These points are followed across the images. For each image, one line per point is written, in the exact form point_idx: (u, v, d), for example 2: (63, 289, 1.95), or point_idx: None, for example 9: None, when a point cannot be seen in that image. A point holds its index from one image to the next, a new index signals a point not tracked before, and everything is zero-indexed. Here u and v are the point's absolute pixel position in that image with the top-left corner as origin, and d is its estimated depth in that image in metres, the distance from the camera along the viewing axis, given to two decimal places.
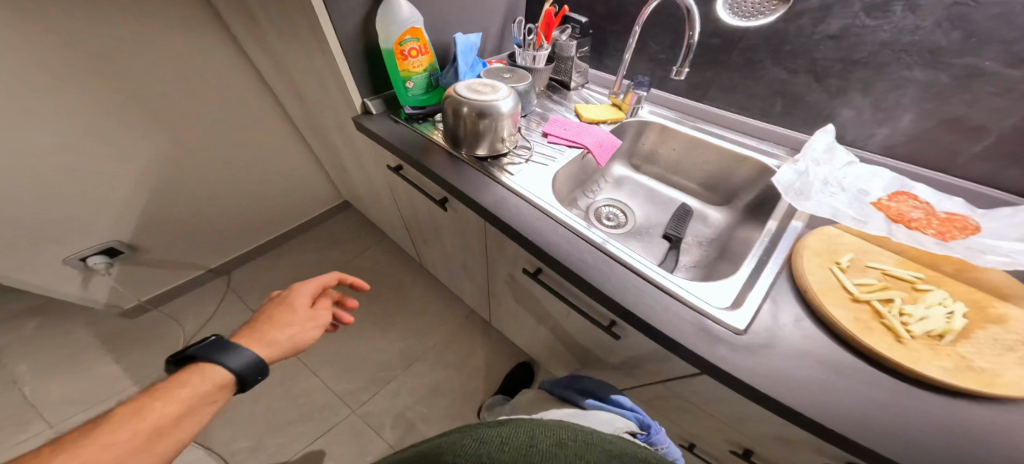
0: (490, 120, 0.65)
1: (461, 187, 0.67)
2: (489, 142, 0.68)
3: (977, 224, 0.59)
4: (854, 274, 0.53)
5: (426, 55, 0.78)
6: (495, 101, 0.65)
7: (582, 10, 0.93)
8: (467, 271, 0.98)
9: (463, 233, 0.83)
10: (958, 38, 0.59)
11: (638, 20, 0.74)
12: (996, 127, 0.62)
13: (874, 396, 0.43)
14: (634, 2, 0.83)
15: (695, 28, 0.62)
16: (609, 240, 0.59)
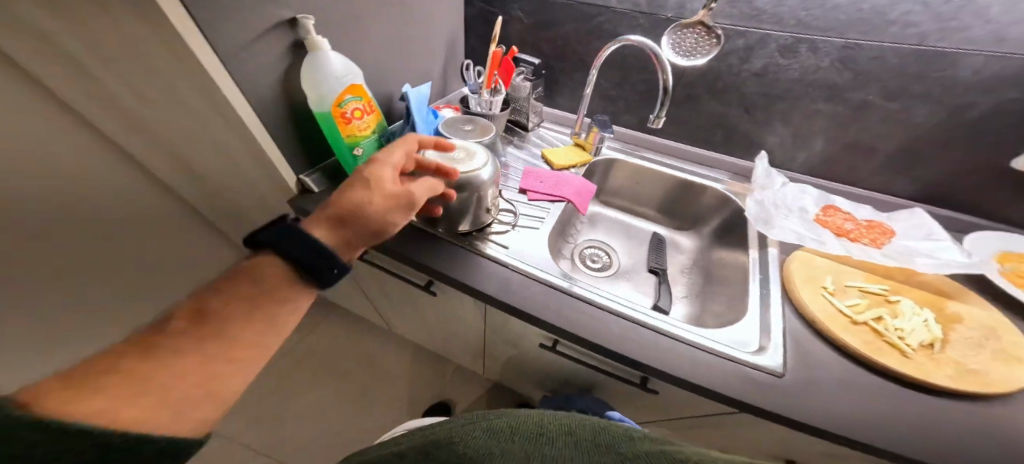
0: (471, 193, 0.58)
1: (450, 273, 0.58)
2: (472, 215, 0.62)
3: (892, 228, 0.66)
4: (839, 294, 0.52)
5: (372, 113, 0.66)
6: (476, 172, 0.58)
7: (526, 51, 0.89)
8: (447, 343, 0.85)
9: (451, 313, 0.71)
10: (848, 77, 0.70)
11: (596, 61, 0.73)
12: (884, 147, 0.75)
13: (920, 425, 0.39)
14: (579, 42, 0.83)
15: (667, 72, 0.62)
16: (575, 282, 0.57)
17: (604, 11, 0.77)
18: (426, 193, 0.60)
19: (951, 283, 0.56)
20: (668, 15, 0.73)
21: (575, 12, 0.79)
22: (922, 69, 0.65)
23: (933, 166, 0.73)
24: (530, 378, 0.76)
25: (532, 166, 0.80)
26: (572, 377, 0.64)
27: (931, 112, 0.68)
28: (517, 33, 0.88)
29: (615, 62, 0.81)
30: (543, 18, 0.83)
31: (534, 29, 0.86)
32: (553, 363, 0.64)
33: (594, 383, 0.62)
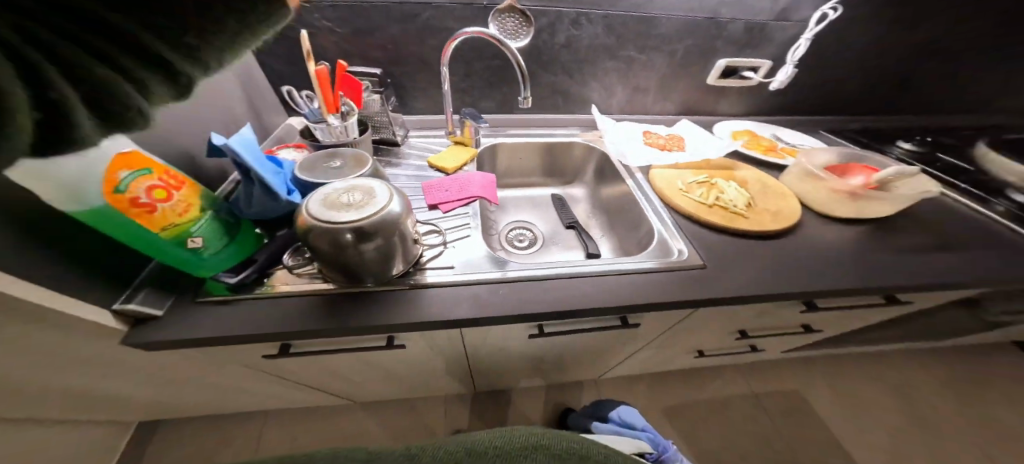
0: (390, 235, 0.51)
1: (412, 320, 0.54)
2: (399, 254, 0.56)
3: (682, 137, 0.91)
4: (692, 190, 0.72)
5: (185, 185, 0.47)
6: (387, 209, 0.50)
7: (350, 57, 0.75)
8: (429, 378, 0.80)
9: (425, 355, 0.67)
10: (614, 39, 0.81)
11: (445, 56, 0.64)
12: (652, 86, 0.92)
13: (776, 258, 0.58)
14: (410, 40, 0.75)
15: (518, 55, 0.60)
16: (505, 268, 0.61)
17: (422, 8, 0.71)
18: (337, 252, 0.51)
19: (729, 162, 0.84)
20: (483, 3, 0.71)
21: (394, 12, 0.70)
22: (650, 30, 0.80)
23: (688, 89, 0.93)
24: (531, 364, 0.83)
25: (429, 178, 0.79)
26: (585, 351, 0.81)
27: (667, 61, 0.86)
28: (333, 43, 0.73)
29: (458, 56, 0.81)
30: (360, 24, 0.71)
31: (352, 36, 0.73)
32: (566, 346, 0.75)
33: (603, 345, 0.79)
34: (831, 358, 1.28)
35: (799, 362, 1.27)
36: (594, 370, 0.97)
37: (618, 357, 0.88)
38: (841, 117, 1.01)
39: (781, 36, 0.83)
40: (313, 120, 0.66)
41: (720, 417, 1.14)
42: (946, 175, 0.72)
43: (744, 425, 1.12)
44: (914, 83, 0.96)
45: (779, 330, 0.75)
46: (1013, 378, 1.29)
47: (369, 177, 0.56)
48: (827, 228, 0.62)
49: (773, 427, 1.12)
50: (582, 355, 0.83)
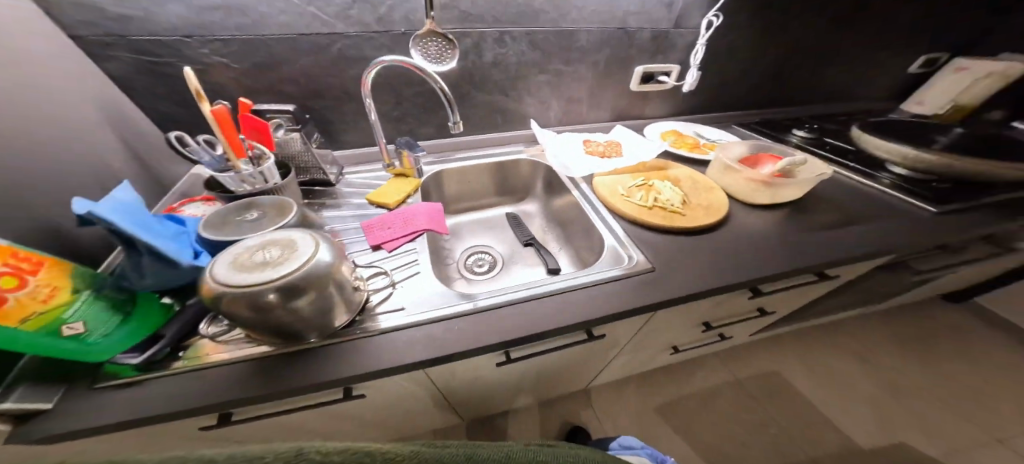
0: (324, 287, 0.47)
1: (365, 370, 0.49)
2: (342, 305, 0.51)
3: (618, 142, 0.95)
4: (631, 194, 0.74)
5: (46, 264, 0.39)
6: (315, 259, 0.46)
7: (255, 92, 0.69)
8: (403, 422, 0.75)
9: (392, 402, 0.62)
10: (540, 54, 0.81)
11: (365, 89, 0.58)
12: (583, 95, 0.94)
13: (713, 251, 0.61)
14: (321, 69, 0.69)
15: (440, 80, 0.54)
16: (477, 297, 0.58)
17: (331, 36, 0.66)
18: (263, 316, 0.45)
19: (660, 161, 0.88)
20: (401, 30, 0.69)
21: (301, 43, 0.65)
22: (572, 43, 0.82)
23: (617, 97, 0.98)
24: (512, 389, 0.81)
25: (368, 217, 0.74)
26: (570, 365, 0.82)
27: (591, 70, 0.89)
28: (232, 78, 0.66)
29: (380, 83, 0.76)
30: (259, 57, 0.65)
31: (254, 69, 0.66)
32: (553, 363, 0.76)
33: (588, 354, 0.80)
34: (798, 337, 1.40)
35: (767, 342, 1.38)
36: (581, 380, 0.99)
37: (600, 364, 0.91)
38: (743, 111, 1.10)
39: (681, 43, 0.88)
40: (214, 170, 0.58)
41: (710, 408, 1.21)
42: (834, 155, 0.80)
43: (736, 415, 1.19)
44: (812, 76, 1.06)
45: (738, 317, 0.81)
46: (943, 327, 1.46)
47: (292, 229, 0.51)
48: (754, 215, 0.68)
49: (760, 410, 1.20)
50: (567, 370, 0.84)
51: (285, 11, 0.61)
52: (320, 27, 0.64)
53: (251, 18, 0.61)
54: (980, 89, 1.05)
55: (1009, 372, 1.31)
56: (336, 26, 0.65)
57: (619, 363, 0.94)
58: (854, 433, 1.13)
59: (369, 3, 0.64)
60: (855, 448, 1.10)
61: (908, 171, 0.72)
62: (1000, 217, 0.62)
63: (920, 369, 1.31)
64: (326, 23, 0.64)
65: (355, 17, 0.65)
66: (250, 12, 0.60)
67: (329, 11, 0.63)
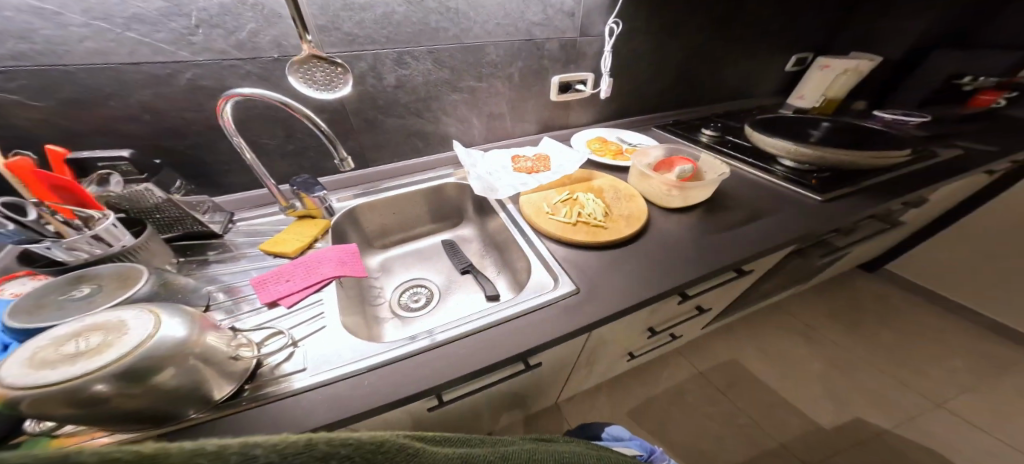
0: (181, 363, 0.41)
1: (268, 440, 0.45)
2: (216, 377, 0.45)
3: (545, 154, 0.93)
4: (556, 211, 0.72)
5: None
6: (159, 334, 0.40)
7: (85, 135, 0.57)
8: None
9: None
10: (448, 72, 0.77)
11: (227, 127, 0.50)
12: (504, 111, 0.91)
13: (630, 263, 0.61)
14: (168, 102, 0.59)
15: (310, 115, 0.46)
16: (434, 332, 0.54)
17: (169, 65, 0.56)
18: (100, 407, 0.38)
19: (584, 171, 0.87)
20: (274, 56, 0.61)
21: (127, 75, 0.55)
22: (480, 59, 0.78)
23: (538, 111, 0.96)
24: (459, 425, 0.76)
25: (261, 270, 0.64)
26: (526, 388, 0.80)
27: (507, 84, 0.86)
28: (40, 120, 0.54)
29: (258, 116, 0.66)
30: (72, 92, 0.53)
31: (65, 107, 0.54)
32: (506, 388, 0.73)
33: (543, 376, 0.77)
34: (747, 321, 1.49)
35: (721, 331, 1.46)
36: (544, 401, 0.94)
37: (560, 383, 0.87)
38: (660, 114, 1.16)
39: (590, 51, 0.89)
40: (20, 243, 0.46)
41: (677, 406, 1.23)
42: (734, 152, 0.84)
43: (704, 408, 1.22)
44: (712, 80, 1.15)
45: (678, 318, 0.82)
46: (866, 296, 1.61)
47: (134, 306, 0.45)
48: (669, 219, 0.69)
49: (722, 401, 1.24)
50: (524, 393, 0.82)
51: (90, 38, 0.51)
52: (151, 55, 0.55)
53: (38, 46, 0.49)
54: (842, 83, 1.19)
55: (925, 331, 1.46)
56: (176, 54, 0.56)
57: (578, 379, 0.91)
58: (812, 412, 1.20)
59: (220, 27, 0.56)
60: (816, 427, 1.16)
61: (795, 163, 0.77)
62: (878, 200, 0.68)
63: (854, 338, 1.43)
64: (158, 50, 0.55)
65: (201, 43, 0.56)
66: (33, 38, 0.48)
67: (158, 36, 0.54)
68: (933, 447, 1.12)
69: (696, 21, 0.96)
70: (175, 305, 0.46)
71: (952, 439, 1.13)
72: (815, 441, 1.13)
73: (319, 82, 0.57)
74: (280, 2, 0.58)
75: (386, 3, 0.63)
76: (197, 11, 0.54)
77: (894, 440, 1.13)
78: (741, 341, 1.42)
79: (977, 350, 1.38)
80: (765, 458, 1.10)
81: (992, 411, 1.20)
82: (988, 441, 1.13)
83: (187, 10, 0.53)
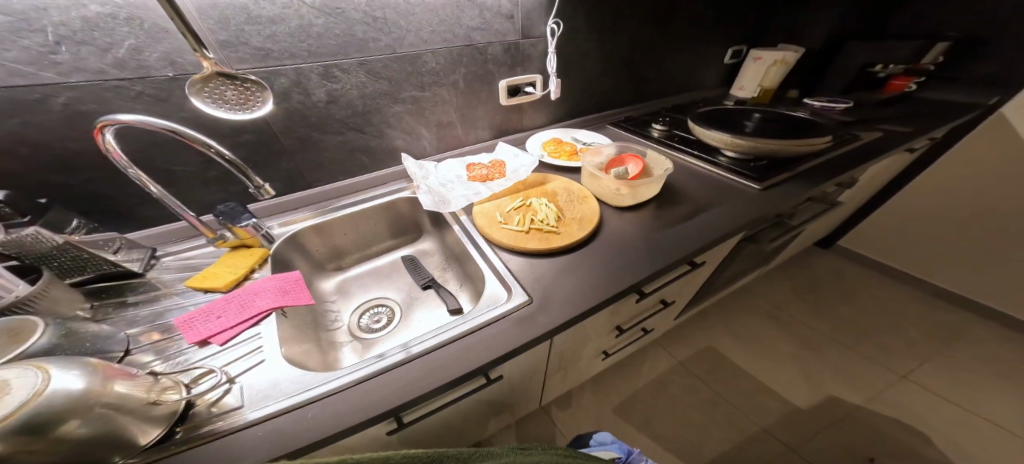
0: (84, 415, 0.36)
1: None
2: (136, 424, 0.40)
3: (500, 160, 0.90)
4: (509, 220, 0.70)
5: None
6: (50, 390, 0.35)
7: None
8: None
9: None
10: (385, 84, 0.74)
11: (117, 159, 0.45)
12: (451, 119, 0.88)
13: (588, 265, 0.60)
14: (43, 129, 0.52)
15: (212, 143, 0.43)
16: (409, 344, 0.52)
17: (33, 88, 0.50)
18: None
19: (539, 174, 0.85)
20: (168, 74, 0.56)
21: None
22: (419, 67, 0.76)
23: (488, 117, 0.94)
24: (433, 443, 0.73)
25: (191, 307, 0.58)
26: (502, 399, 0.77)
27: (453, 92, 0.84)
28: None
29: (164, 141, 0.60)
30: None
31: None
32: (480, 403, 0.71)
33: (519, 385, 0.75)
34: (715, 307, 1.54)
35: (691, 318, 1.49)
36: (527, 407, 0.93)
37: (538, 389, 0.86)
38: (612, 112, 1.17)
39: (534, 52, 0.89)
40: None
41: (659, 398, 1.25)
42: (681, 146, 0.86)
43: (686, 398, 1.24)
44: (657, 76, 1.18)
45: (647, 313, 0.82)
46: (823, 273, 1.71)
47: (22, 361, 0.38)
48: (623, 218, 0.69)
49: (700, 389, 1.27)
50: (501, 404, 0.80)
51: None
52: (6, 77, 0.48)
53: None
54: (774, 73, 1.26)
55: (876, 302, 1.56)
56: (38, 75, 0.50)
57: (555, 383, 0.89)
58: (787, 393, 1.24)
59: (90, 44, 0.51)
60: (794, 409, 1.20)
61: (735, 154, 0.80)
62: (816, 186, 0.71)
63: (815, 315, 1.52)
64: (13, 72, 0.48)
65: (68, 63, 0.50)
66: None
67: (9, 55, 0.47)
68: (895, 416, 1.18)
69: (634, 20, 0.97)
70: (75, 356, 0.41)
71: (912, 405, 1.21)
72: (794, 423, 1.17)
73: (225, 100, 0.52)
74: (162, 16, 0.53)
75: (301, 15, 0.60)
76: (54, 26, 0.48)
77: (865, 414, 1.19)
78: (714, 327, 1.46)
79: (923, 318, 1.49)
80: (748, 444, 1.13)
81: (940, 373, 1.30)
82: (941, 404, 1.21)
83: (39, 25, 0.47)
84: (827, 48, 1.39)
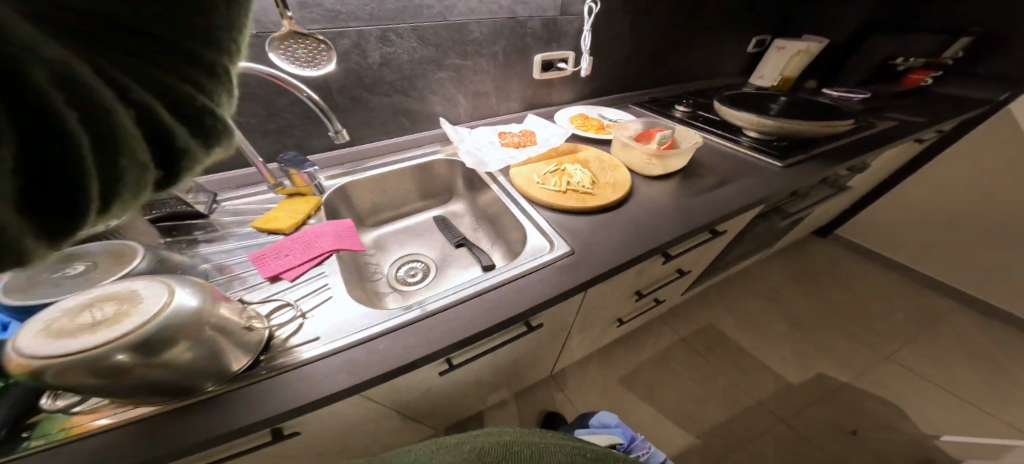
0: (198, 331, 0.40)
1: (291, 406, 0.45)
2: (234, 347, 0.44)
3: (530, 130, 0.95)
4: (546, 181, 0.75)
5: None
6: (172, 305, 0.38)
7: None
8: (356, 450, 0.72)
9: (331, 433, 0.60)
10: (433, 51, 0.77)
11: None
12: (488, 89, 0.92)
13: (624, 228, 0.65)
14: None
15: (304, 89, 0.47)
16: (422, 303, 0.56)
17: None
18: (124, 377, 0.37)
19: (569, 144, 0.90)
20: (251, 32, 0.60)
21: None
22: (464, 36, 0.79)
23: (520, 89, 0.98)
24: (465, 389, 0.80)
25: (256, 247, 0.63)
26: (528, 353, 0.83)
27: (492, 63, 0.87)
28: None
29: (235, 93, 0.64)
30: None
31: None
32: (510, 355, 0.78)
33: (545, 341, 0.82)
34: (716, 289, 1.61)
35: (694, 299, 1.57)
36: (545, 366, 1.00)
37: (557, 349, 0.92)
38: (636, 92, 1.20)
39: (571, 29, 0.92)
40: None
41: (661, 370, 1.33)
42: (705, 126, 0.91)
43: (686, 371, 1.33)
44: (682, 60, 1.21)
45: (664, 281, 0.88)
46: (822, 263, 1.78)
47: (144, 277, 0.43)
48: (653, 187, 0.74)
49: (699, 363, 1.35)
50: (526, 359, 0.86)
51: None
52: None
53: None
54: (796, 63, 1.29)
55: (872, 291, 1.63)
56: None
57: (573, 344, 0.96)
58: (783, 371, 1.33)
59: None
60: (786, 385, 1.29)
61: (758, 134, 0.84)
62: (830, 165, 0.77)
63: (812, 300, 1.59)
64: None
65: None
66: None
67: None
68: (880, 394, 1.27)
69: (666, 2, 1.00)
70: (186, 276, 0.45)
71: (895, 385, 1.30)
72: (786, 397, 1.26)
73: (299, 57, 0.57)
74: None
75: None
76: None
77: (851, 390, 1.28)
78: (715, 308, 1.54)
79: (914, 306, 1.56)
80: (744, 414, 1.22)
81: (925, 358, 1.38)
82: (922, 384, 1.30)
83: None
84: (846, 43, 1.42)
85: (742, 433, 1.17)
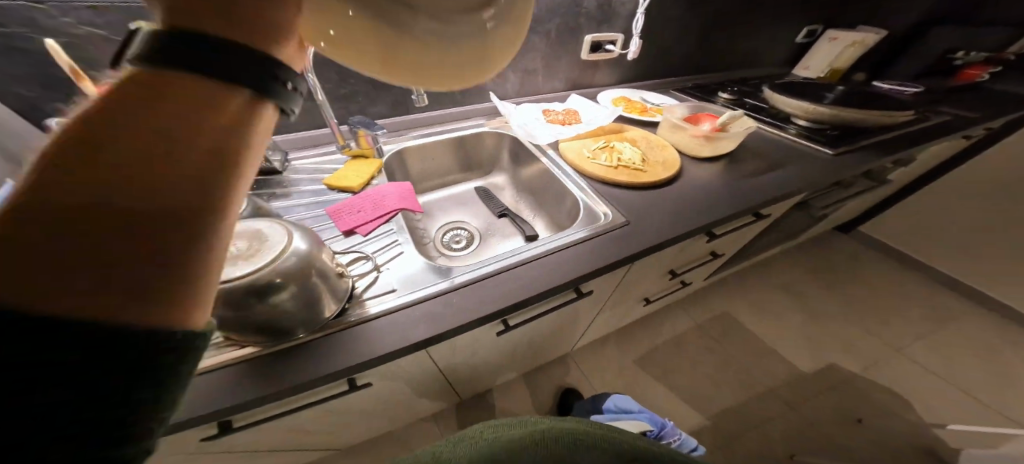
0: (305, 273, 0.43)
1: (376, 353, 0.48)
2: (328, 293, 0.48)
3: (575, 108, 0.96)
4: (597, 156, 0.78)
5: None
6: (290, 247, 0.43)
7: None
8: (405, 401, 0.78)
9: (391, 385, 0.65)
10: None
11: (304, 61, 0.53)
12: (537, 66, 0.93)
13: (676, 205, 0.68)
14: None
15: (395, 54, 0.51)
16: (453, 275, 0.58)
17: None
18: (245, 312, 0.41)
19: (615, 124, 0.92)
20: None
21: None
22: None
23: (567, 68, 0.99)
24: (503, 353, 0.85)
25: (331, 202, 0.68)
26: (563, 323, 0.88)
27: (544, 40, 0.88)
28: None
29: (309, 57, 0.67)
30: None
31: None
32: (548, 323, 0.82)
33: (580, 312, 0.86)
34: (736, 279, 1.64)
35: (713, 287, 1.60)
36: (572, 338, 1.05)
37: (587, 322, 0.97)
38: (679, 77, 1.20)
39: (623, 11, 0.92)
40: None
41: (677, 353, 1.38)
42: (753, 112, 0.92)
43: (702, 355, 1.37)
44: (728, 46, 1.19)
45: (697, 261, 0.91)
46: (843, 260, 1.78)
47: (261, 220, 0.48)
48: (700, 169, 0.76)
49: (715, 348, 1.40)
50: (560, 329, 0.91)
51: None
52: None
53: None
54: (848, 55, 1.30)
55: (892, 290, 1.64)
56: None
57: (602, 318, 1.00)
58: (797, 361, 1.36)
59: None
60: (800, 374, 1.33)
61: (807, 122, 0.86)
62: (878, 156, 0.78)
63: (831, 295, 1.60)
64: None
65: None
66: None
67: None
68: (893, 388, 1.30)
69: None
70: (291, 222, 0.49)
71: (909, 381, 1.32)
72: (799, 386, 1.30)
73: None
74: None
75: None
76: None
77: (863, 382, 1.31)
78: (734, 297, 1.57)
79: (934, 307, 1.57)
80: (756, 398, 1.26)
81: (942, 357, 1.40)
82: (935, 381, 1.33)
83: None
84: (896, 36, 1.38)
85: (754, 416, 1.22)
